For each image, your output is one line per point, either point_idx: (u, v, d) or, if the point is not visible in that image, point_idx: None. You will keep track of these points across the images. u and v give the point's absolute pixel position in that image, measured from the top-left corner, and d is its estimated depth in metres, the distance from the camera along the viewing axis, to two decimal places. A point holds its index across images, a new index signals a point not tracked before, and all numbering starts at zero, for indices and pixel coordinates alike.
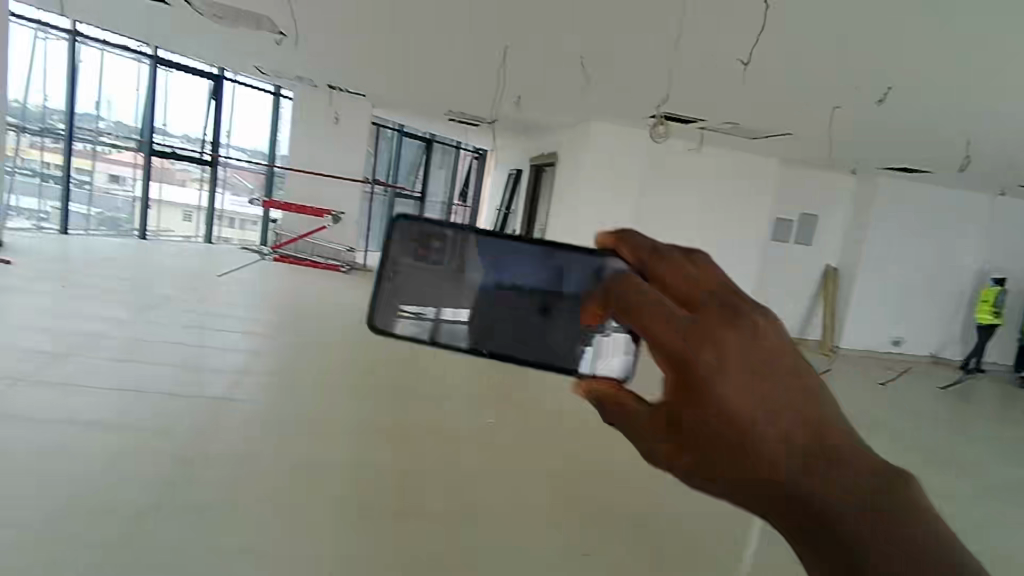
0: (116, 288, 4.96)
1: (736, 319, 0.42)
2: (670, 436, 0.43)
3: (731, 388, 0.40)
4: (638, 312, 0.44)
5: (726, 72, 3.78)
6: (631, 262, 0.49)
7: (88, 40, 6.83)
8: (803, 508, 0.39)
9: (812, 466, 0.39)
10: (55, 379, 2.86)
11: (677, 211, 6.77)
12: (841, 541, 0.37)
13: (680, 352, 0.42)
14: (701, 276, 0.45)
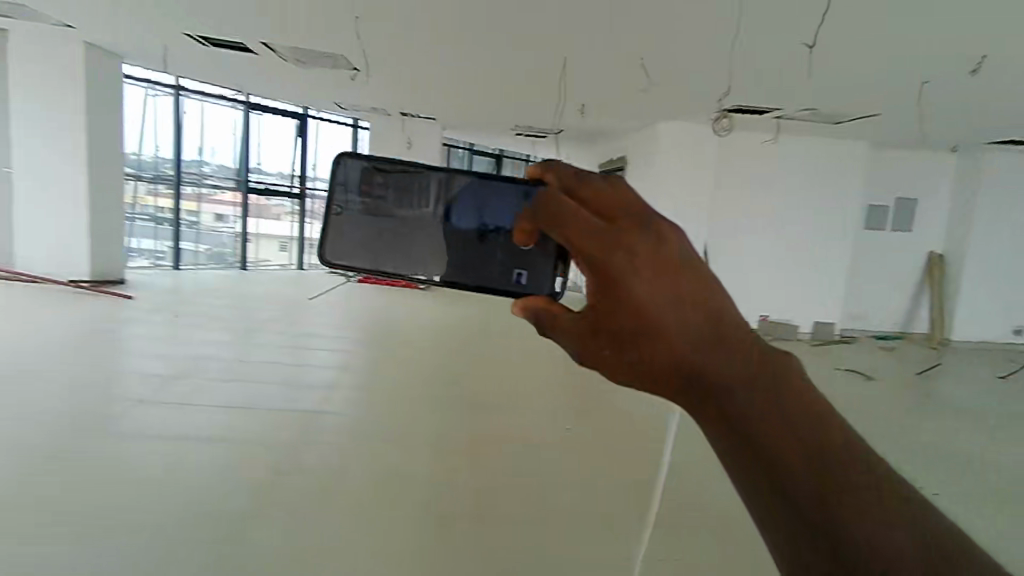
0: (221, 316, 5.43)
1: (646, 230, 0.43)
2: (599, 343, 0.44)
3: (643, 292, 0.41)
4: (561, 221, 0.44)
5: (791, 58, 3.63)
6: (556, 174, 0.49)
7: (190, 93, 7.55)
8: (723, 408, 0.41)
9: (729, 368, 0.40)
10: (171, 400, 3.17)
11: (756, 205, 6.51)
12: (756, 440, 0.39)
13: (602, 259, 0.42)
14: (619, 187, 0.45)
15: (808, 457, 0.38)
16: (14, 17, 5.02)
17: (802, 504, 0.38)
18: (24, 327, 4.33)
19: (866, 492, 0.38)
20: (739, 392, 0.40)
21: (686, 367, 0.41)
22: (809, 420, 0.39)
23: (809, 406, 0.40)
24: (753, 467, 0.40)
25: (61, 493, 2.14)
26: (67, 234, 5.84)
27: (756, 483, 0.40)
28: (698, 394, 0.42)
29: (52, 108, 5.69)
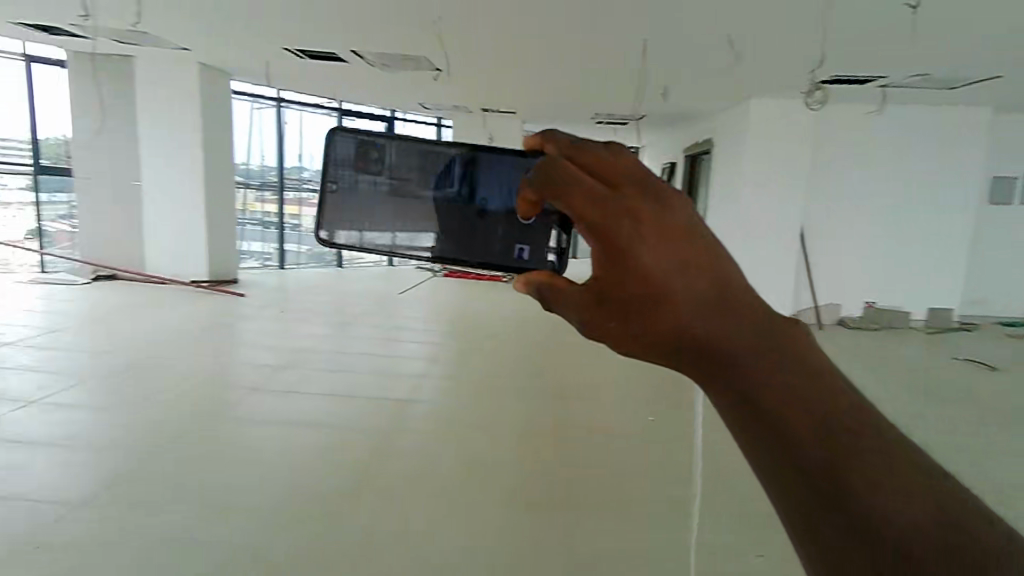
0: (320, 311, 5.81)
1: (650, 201, 0.43)
2: (605, 314, 0.44)
3: (655, 263, 0.41)
4: (563, 188, 0.44)
5: (892, 21, 3.36)
6: (555, 144, 0.49)
7: (290, 104, 8.11)
8: (729, 376, 0.41)
9: (735, 334, 0.41)
10: (278, 388, 3.46)
11: (857, 184, 6.08)
12: (765, 406, 0.39)
13: (607, 226, 0.42)
14: (621, 158, 0.46)
15: (817, 419, 0.38)
16: (139, 45, 5.59)
17: (812, 470, 0.37)
18: (154, 323, 4.85)
19: (886, 461, 0.37)
20: (745, 358, 0.40)
21: (692, 334, 0.41)
22: (815, 385, 0.39)
23: (814, 372, 0.40)
24: (762, 435, 0.40)
25: (188, 470, 2.40)
26: (187, 240, 6.45)
27: (765, 450, 0.40)
28: (704, 363, 0.42)
29: (172, 126, 6.29)
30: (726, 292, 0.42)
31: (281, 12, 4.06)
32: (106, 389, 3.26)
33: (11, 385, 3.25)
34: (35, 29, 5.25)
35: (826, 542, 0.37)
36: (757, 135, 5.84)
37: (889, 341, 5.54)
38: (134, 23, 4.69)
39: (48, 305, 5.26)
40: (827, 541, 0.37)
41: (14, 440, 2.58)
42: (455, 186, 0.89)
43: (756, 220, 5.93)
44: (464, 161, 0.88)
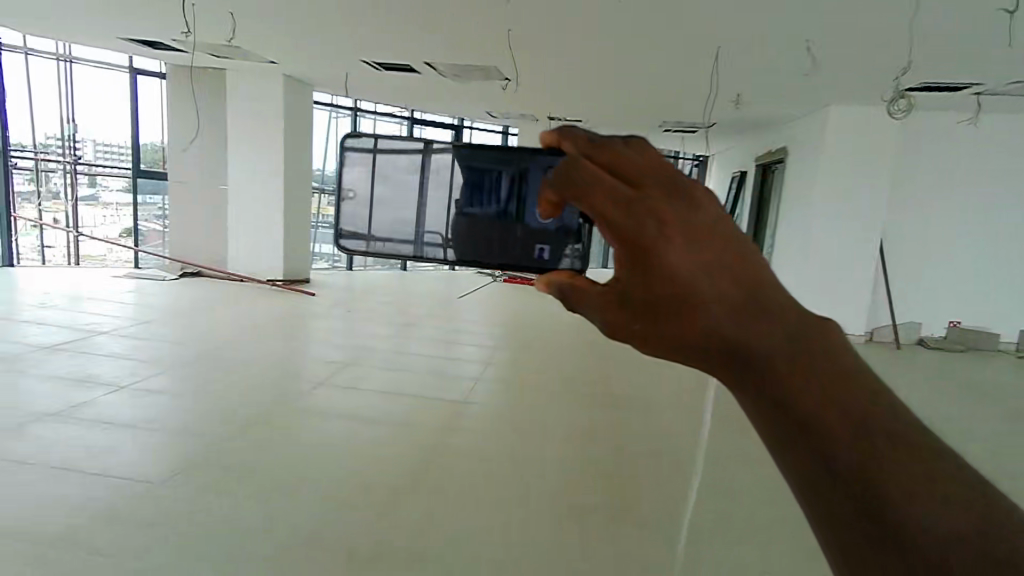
0: (384, 311, 6.05)
1: (678, 193, 0.39)
2: (634, 315, 0.39)
3: (682, 257, 0.37)
4: (584, 192, 0.39)
5: (988, 26, 3.17)
6: (571, 141, 0.43)
7: (364, 113, 8.50)
8: (758, 376, 0.36)
9: (766, 336, 0.36)
10: (344, 383, 3.64)
11: (943, 196, 5.74)
12: (797, 410, 0.35)
13: (631, 231, 0.38)
14: (641, 155, 0.41)
15: (852, 425, 0.34)
16: (231, 59, 6.01)
17: (846, 479, 0.34)
18: (232, 318, 5.19)
19: (923, 470, 0.33)
20: (774, 357, 0.36)
21: (720, 333, 0.36)
22: (851, 388, 0.35)
23: (848, 372, 0.36)
24: (790, 437, 0.36)
25: (262, 456, 2.57)
26: (265, 241, 6.87)
27: (797, 458, 0.36)
28: (731, 363, 0.37)
29: (257, 135, 6.72)
30: (756, 283, 0.38)
31: (362, 27, 4.27)
32: (189, 378, 3.54)
33: (106, 371, 3.57)
34: (141, 44, 5.72)
35: (862, 552, 0.34)
36: (835, 144, 5.61)
37: (972, 363, 5.22)
38: (229, 38, 5.07)
39: (140, 298, 5.71)
40: (864, 552, 0.33)
41: (110, 421, 2.83)
42: (491, 200, 0.67)
43: (830, 232, 5.69)
44: (510, 172, 0.63)
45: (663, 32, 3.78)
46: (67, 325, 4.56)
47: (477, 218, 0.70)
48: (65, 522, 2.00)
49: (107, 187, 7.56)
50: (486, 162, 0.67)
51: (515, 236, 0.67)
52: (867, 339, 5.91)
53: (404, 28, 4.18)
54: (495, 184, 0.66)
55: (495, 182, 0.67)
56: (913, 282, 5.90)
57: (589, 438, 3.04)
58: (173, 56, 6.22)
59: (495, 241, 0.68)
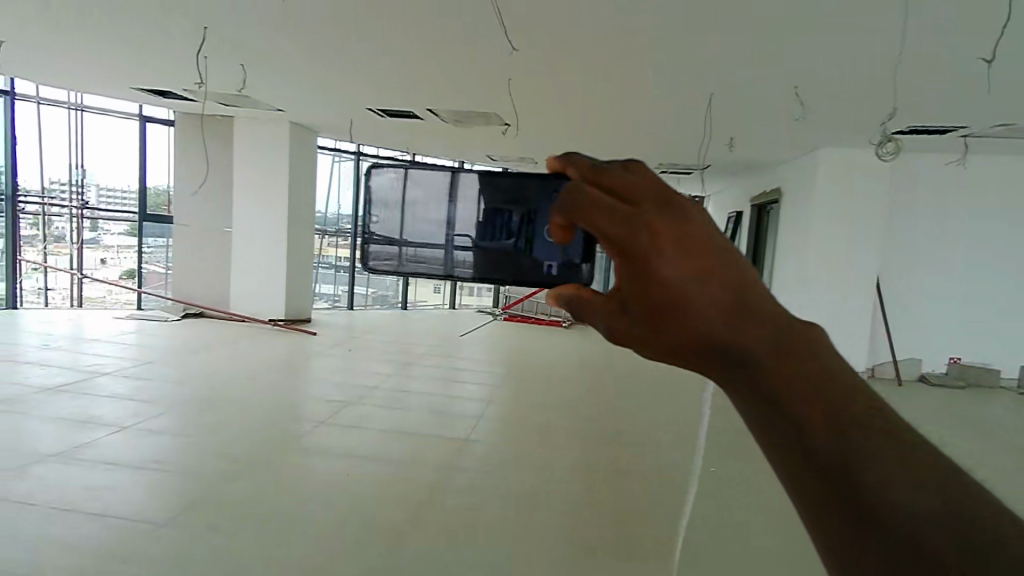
0: (384, 350, 6.08)
1: (673, 209, 0.38)
2: (636, 325, 0.38)
3: (679, 269, 0.36)
4: (584, 210, 0.38)
5: (968, 74, 3.32)
6: (575, 165, 0.43)
7: (367, 157, 8.74)
8: (750, 378, 0.37)
9: (761, 342, 0.37)
10: (345, 423, 3.63)
11: (934, 234, 5.85)
12: (788, 412, 0.36)
13: (626, 242, 0.37)
14: (643, 178, 0.41)
15: (835, 429, 0.35)
16: (240, 107, 6.21)
17: (836, 471, 0.35)
18: (234, 358, 5.18)
19: (897, 462, 0.35)
20: (762, 359, 0.37)
21: (714, 339, 0.37)
22: (833, 384, 0.37)
23: (831, 369, 0.37)
24: (780, 436, 0.37)
25: (265, 495, 2.56)
26: (266, 282, 6.94)
27: (793, 457, 0.37)
28: (727, 368, 0.38)
29: (263, 178, 6.88)
30: (746, 293, 0.38)
31: (368, 76, 4.45)
32: (190, 419, 3.52)
33: (107, 412, 3.55)
34: (153, 94, 5.93)
35: (855, 549, 0.35)
36: (828, 184, 5.74)
37: (975, 400, 5.19)
38: (238, 88, 5.25)
39: (141, 339, 5.73)
40: (860, 550, 0.35)
41: (109, 462, 2.82)
42: (502, 233, 0.67)
43: (826, 269, 5.77)
44: (521, 211, 0.65)
45: (657, 78, 3.93)
46: (68, 366, 4.56)
47: (489, 252, 0.69)
48: (65, 562, 1.98)
49: (109, 230, 7.58)
50: (496, 201, 0.68)
51: (525, 263, 0.66)
52: (869, 376, 5.87)
53: (323, 55, 4.00)
54: (505, 221, 0.67)
55: (505, 220, 0.68)
56: (911, 319, 5.93)
57: (590, 474, 3.03)
58: (186, 106, 6.43)
59: (511, 268, 0.69)
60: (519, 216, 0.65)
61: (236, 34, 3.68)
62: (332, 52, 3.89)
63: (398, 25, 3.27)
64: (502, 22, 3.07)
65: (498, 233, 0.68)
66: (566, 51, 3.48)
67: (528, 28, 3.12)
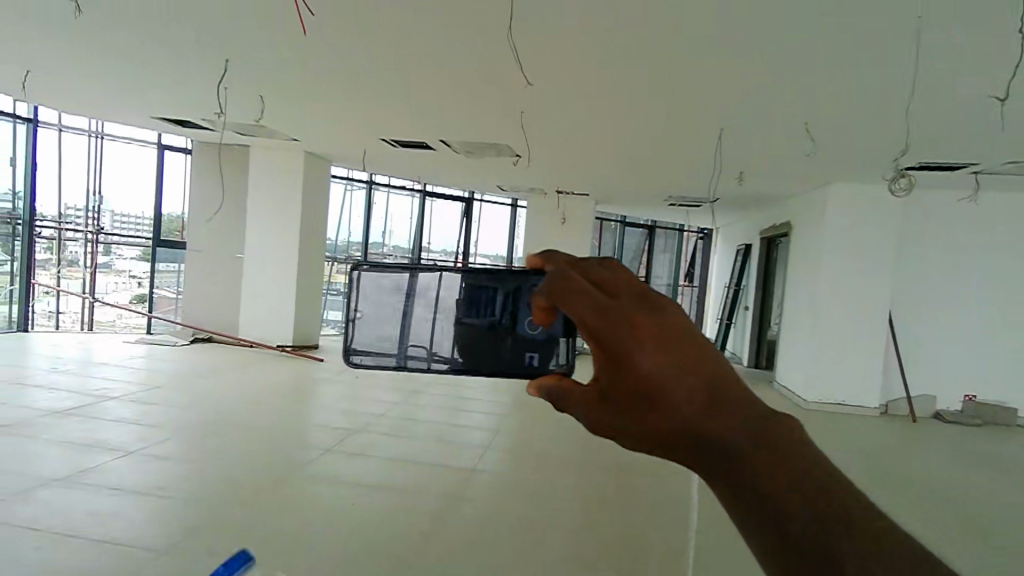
0: (391, 378, 6.05)
1: (648, 304, 0.44)
2: (619, 411, 0.44)
3: (657, 359, 0.42)
4: (568, 298, 0.44)
5: (979, 111, 3.35)
6: (556, 262, 0.50)
7: (378, 186, 8.87)
8: (722, 461, 0.42)
9: (735, 428, 0.42)
10: (350, 450, 3.58)
11: (946, 270, 5.81)
12: (770, 497, 0.41)
13: (607, 334, 0.43)
14: (620, 277, 0.47)
15: (813, 514, 0.40)
16: (256, 136, 6.34)
17: (815, 547, 0.39)
18: (241, 384, 5.18)
19: (874, 547, 0.39)
20: (742, 447, 0.42)
21: (691, 426, 0.42)
22: (798, 463, 0.42)
23: (805, 455, 0.42)
24: (756, 515, 0.41)
25: (271, 523, 2.52)
26: (276, 308, 6.95)
27: (771, 533, 0.41)
28: (710, 453, 0.43)
29: (276, 205, 6.97)
30: (720, 383, 0.44)
31: (384, 108, 4.55)
32: (195, 444, 3.49)
33: (113, 436, 3.54)
34: (173, 123, 6.07)
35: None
36: (837, 218, 5.74)
37: (993, 438, 5.08)
38: (257, 117, 5.35)
39: (150, 363, 5.74)
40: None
41: (114, 486, 2.80)
42: (489, 315, 0.84)
43: (836, 303, 5.73)
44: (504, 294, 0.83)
45: (668, 112, 3.98)
46: (76, 389, 4.57)
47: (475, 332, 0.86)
48: None
49: (121, 255, 7.69)
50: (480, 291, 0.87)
51: (507, 347, 0.81)
52: (883, 413, 5.76)
53: (340, 87, 4.08)
54: (489, 302, 0.85)
55: (488, 304, 0.85)
56: (925, 355, 5.84)
57: (599, 508, 2.96)
58: (205, 134, 6.56)
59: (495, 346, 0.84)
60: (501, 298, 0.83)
61: (255, 66, 3.80)
62: (348, 83, 4.00)
63: (414, 58, 3.35)
64: (516, 57, 3.15)
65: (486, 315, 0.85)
66: (579, 85, 3.56)
67: (543, 61, 3.18)
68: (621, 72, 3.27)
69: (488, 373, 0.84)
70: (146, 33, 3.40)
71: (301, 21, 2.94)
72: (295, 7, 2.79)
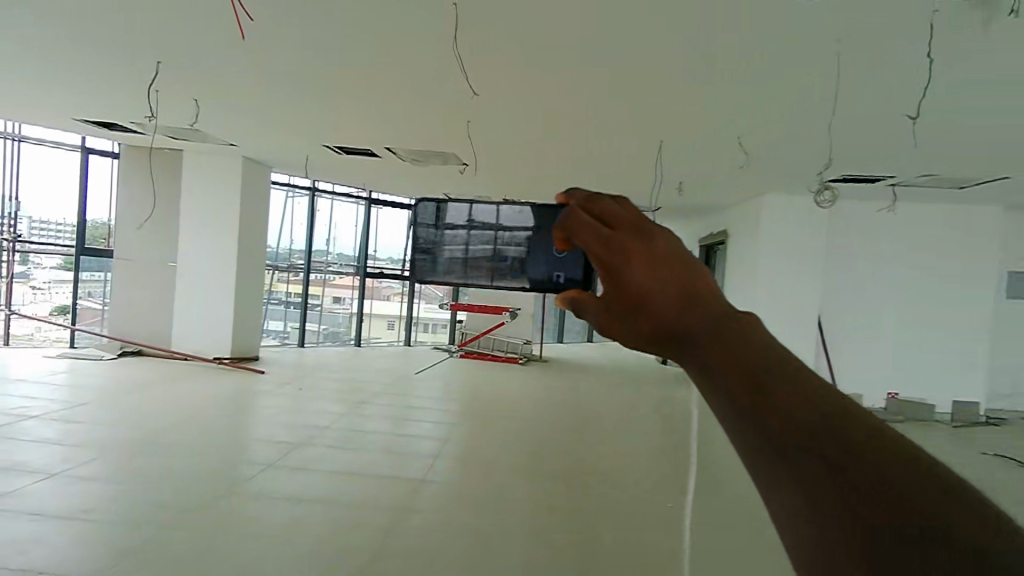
0: (336, 388, 5.92)
1: (643, 232, 0.47)
2: (618, 320, 0.47)
3: (645, 276, 0.45)
4: (578, 231, 0.48)
5: (895, 129, 3.61)
6: (570, 197, 0.53)
7: (323, 193, 8.70)
8: (692, 352, 0.45)
9: (702, 323, 0.45)
10: (293, 465, 3.47)
11: (869, 276, 6.20)
12: (724, 380, 0.42)
13: (605, 258, 0.46)
14: (624, 209, 0.50)
15: (757, 403, 0.40)
16: (190, 141, 6.08)
17: (773, 436, 0.39)
18: (175, 399, 4.93)
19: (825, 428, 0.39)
20: (707, 344, 0.44)
21: (671, 329, 0.45)
22: (757, 354, 0.43)
23: (770, 351, 0.44)
24: (721, 401, 0.43)
25: (209, 544, 2.42)
26: (213, 321, 6.70)
27: (738, 423, 0.42)
28: (682, 350, 0.45)
29: (212, 212, 6.70)
30: (699, 296, 0.46)
31: (328, 114, 4.47)
32: (125, 464, 3.30)
33: (34, 458, 3.31)
34: (98, 126, 5.76)
35: (798, 511, 0.39)
36: (770, 227, 6.04)
37: (914, 433, 5.43)
38: (191, 122, 5.16)
39: (74, 379, 5.39)
40: (808, 515, 0.38)
41: (35, 512, 2.61)
42: None
43: (771, 307, 6.02)
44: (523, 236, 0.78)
45: (612, 124, 4.09)
46: None
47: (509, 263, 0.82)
48: None
49: (40, 264, 7.02)
50: None
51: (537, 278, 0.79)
52: None
53: (282, 91, 3.98)
54: None
55: None
56: (851, 356, 6.19)
57: (549, 515, 2.99)
58: (134, 138, 6.24)
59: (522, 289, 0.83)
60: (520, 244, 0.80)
61: (191, 70, 3.67)
62: (290, 89, 3.91)
63: (361, 65, 3.32)
64: (463, 67, 3.18)
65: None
66: (526, 95, 3.61)
67: (488, 71, 3.20)
68: (566, 84, 3.33)
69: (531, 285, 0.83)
70: (71, 33, 3.23)
71: (239, 24, 2.86)
72: (233, 12, 2.72)
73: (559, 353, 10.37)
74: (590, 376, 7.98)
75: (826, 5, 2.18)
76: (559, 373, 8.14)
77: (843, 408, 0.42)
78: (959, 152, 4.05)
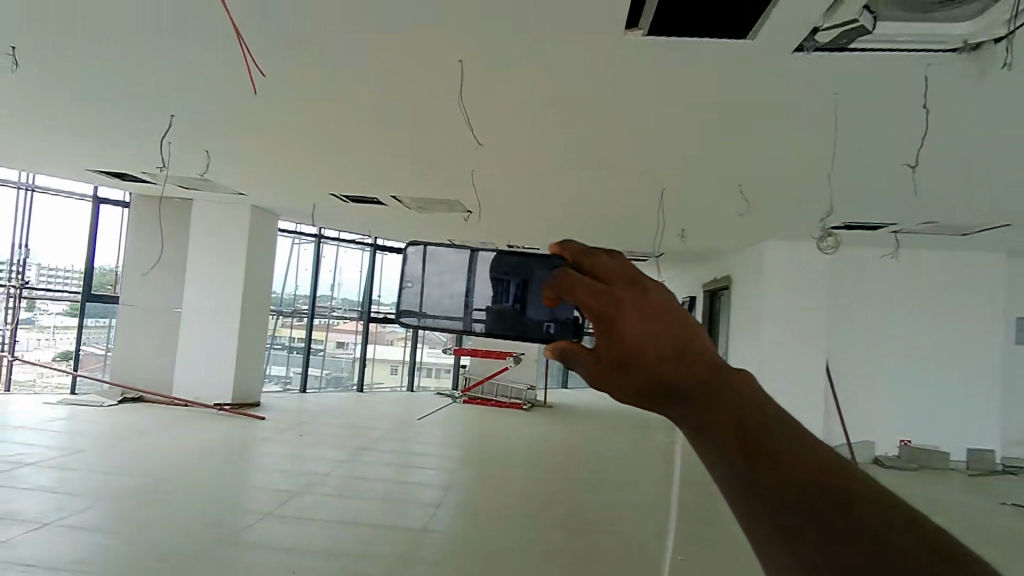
0: (338, 434, 5.84)
1: (636, 287, 0.45)
2: (608, 373, 0.44)
3: (637, 330, 0.43)
4: (569, 284, 0.45)
5: (895, 177, 3.66)
6: (567, 251, 0.50)
7: (328, 240, 8.80)
8: (683, 409, 0.44)
9: (695, 376, 0.43)
10: (289, 514, 3.37)
11: (876, 322, 6.16)
12: (721, 437, 0.42)
13: (599, 311, 0.44)
14: (617, 262, 0.47)
15: (754, 458, 0.41)
16: (199, 190, 6.20)
17: (765, 495, 0.40)
18: (172, 445, 4.86)
19: (817, 483, 0.39)
20: (700, 400, 0.43)
21: (665, 383, 0.43)
22: (748, 406, 0.43)
23: (759, 402, 0.44)
24: (719, 455, 0.42)
25: None
26: (216, 367, 6.64)
27: (730, 479, 0.42)
28: (676, 402, 0.44)
29: (218, 258, 6.76)
30: (695, 350, 0.44)
31: (336, 163, 4.57)
32: (118, 514, 3.20)
33: (27, 505, 3.25)
34: (111, 176, 5.91)
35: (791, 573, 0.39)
36: (773, 273, 6.07)
37: (931, 481, 5.26)
38: (201, 171, 5.27)
39: (72, 426, 5.34)
40: None
41: (24, 561, 2.53)
42: (510, 300, 0.78)
43: (778, 353, 5.95)
44: (519, 280, 0.77)
45: (615, 172, 4.17)
46: None
47: (501, 309, 0.80)
48: None
49: (47, 310, 7.02)
50: (497, 275, 0.80)
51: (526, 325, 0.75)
52: None
53: (293, 141, 4.08)
54: (504, 288, 0.79)
55: (507, 290, 0.79)
56: (862, 403, 6.08)
57: (553, 566, 2.87)
58: (145, 187, 6.39)
59: (519, 333, 0.79)
60: (516, 284, 0.77)
61: (203, 121, 3.80)
62: (300, 139, 4.02)
63: (369, 115, 3.42)
64: (467, 117, 3.29)
65: (500, 299, 0.79)
66: (530, 144, 3.71)
67: (493, 120, 3.30)
68: (569, 132, 3.41)
69: (515, 336, 0.79)
70: (88, 87, 3.36)
71: (250, 78, 2.99)
72: (245, 67, 2.86)
73: (563, 399, 10.24)
74: (596, 423, 7.85)
75: (818, 58, 2.27)
76: (564, 418, 8.01)
77: (838, 461, 0.42)
78: (962, 199, 4.08)
